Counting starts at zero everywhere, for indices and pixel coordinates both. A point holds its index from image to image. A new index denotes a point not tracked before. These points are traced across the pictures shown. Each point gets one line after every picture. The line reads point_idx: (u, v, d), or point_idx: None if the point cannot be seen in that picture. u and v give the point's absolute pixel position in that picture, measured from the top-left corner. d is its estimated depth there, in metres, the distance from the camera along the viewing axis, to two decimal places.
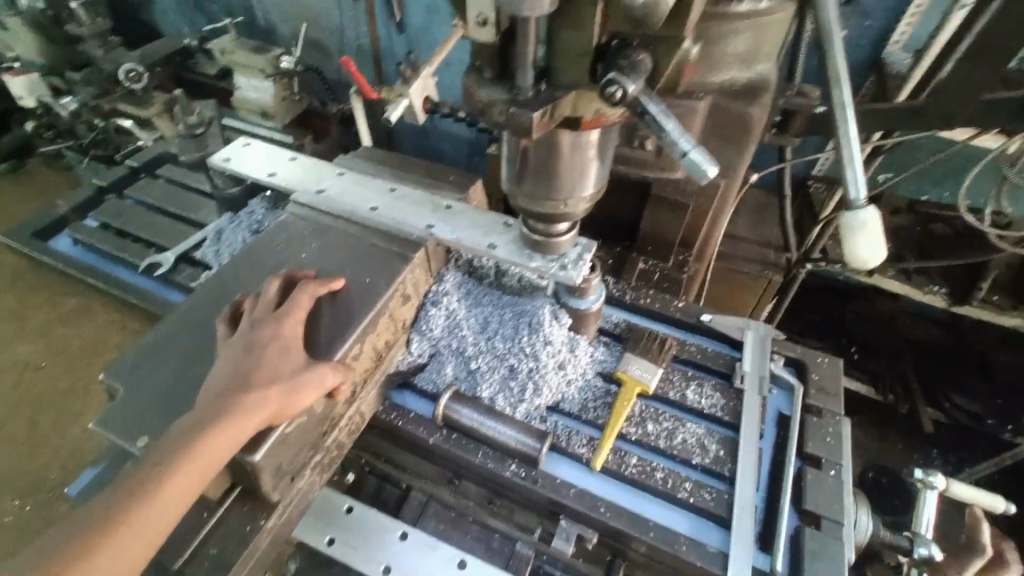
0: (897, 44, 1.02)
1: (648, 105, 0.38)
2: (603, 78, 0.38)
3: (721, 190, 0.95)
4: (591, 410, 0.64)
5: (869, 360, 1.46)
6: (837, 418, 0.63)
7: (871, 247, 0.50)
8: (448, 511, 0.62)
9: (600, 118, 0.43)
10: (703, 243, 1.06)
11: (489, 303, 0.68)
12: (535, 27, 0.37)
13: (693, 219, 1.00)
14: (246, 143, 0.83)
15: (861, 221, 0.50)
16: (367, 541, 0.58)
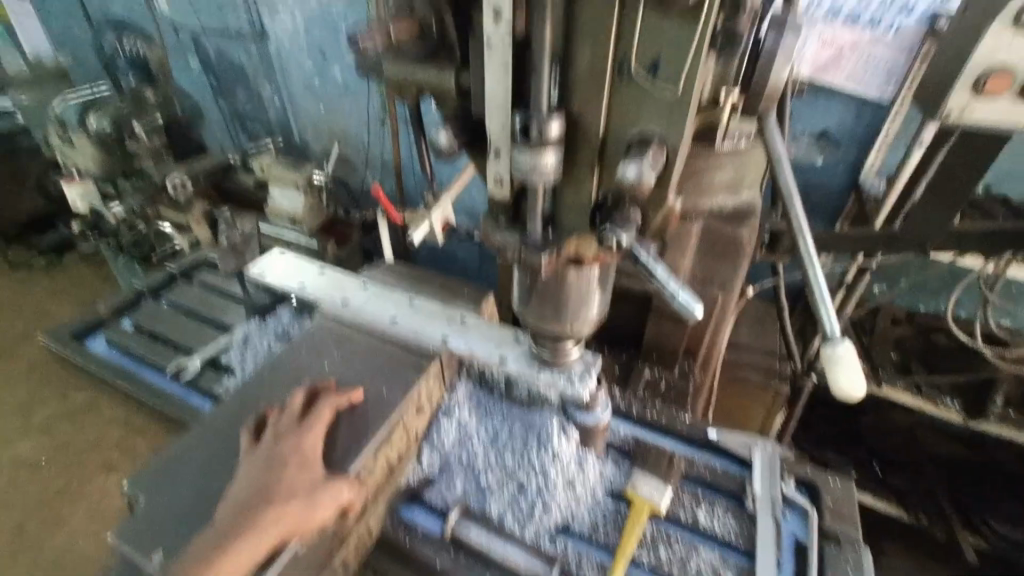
0: (872, 171, 1.10)
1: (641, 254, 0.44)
2: (600, 227, 0.43)
3: (719, 304, 1.00)
4: (601, 531, 0.63)
5: (892, 476, 1.41)
6: (856, 546, 0.61)
7: (852, 379, 0.48)
8: None
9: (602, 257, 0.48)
10: (708, 353, 1.08)
11: (500, 415, 0.71)
12: (545, 189, 0.43)
13: (693, 332, 1.05)
14: (279, 255, 0.91)
15: (839, 354, 0.48)
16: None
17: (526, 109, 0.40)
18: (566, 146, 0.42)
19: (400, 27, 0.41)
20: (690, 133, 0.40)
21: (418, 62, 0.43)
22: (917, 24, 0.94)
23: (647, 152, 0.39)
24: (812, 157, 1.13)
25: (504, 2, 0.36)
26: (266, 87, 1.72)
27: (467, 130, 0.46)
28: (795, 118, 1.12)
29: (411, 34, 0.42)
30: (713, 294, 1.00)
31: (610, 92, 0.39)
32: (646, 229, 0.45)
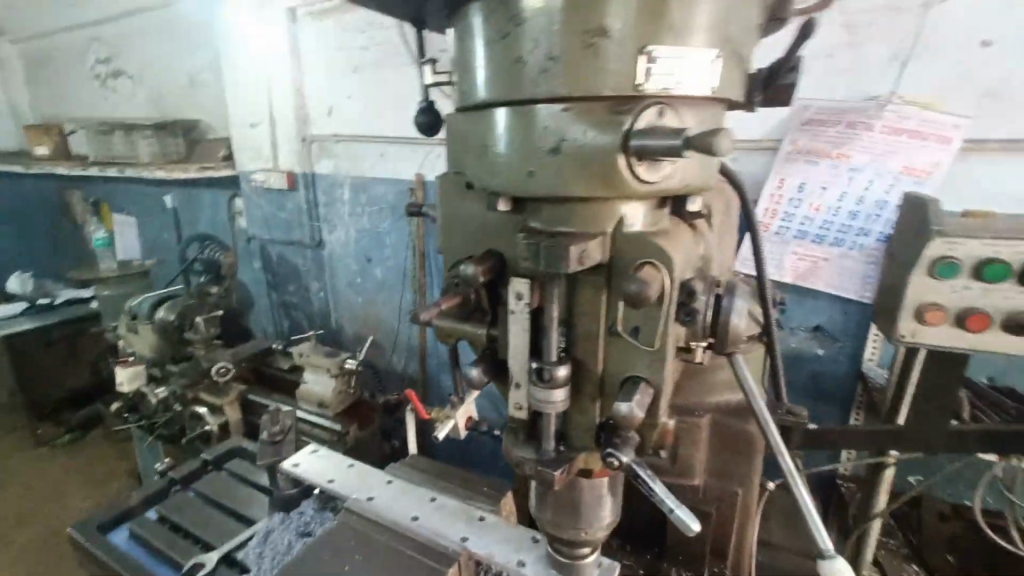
0: (873, 361, 1.19)
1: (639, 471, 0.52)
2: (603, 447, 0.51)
3: (740, 499, 1.00)
4: None
5: None
6: None
7: None
8: None
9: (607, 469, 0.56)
10: (737, 554, 1.03)
11: None
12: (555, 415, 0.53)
13: (719, 528, 1.02)
14: (313, 449, 0.99)
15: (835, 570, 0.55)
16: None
17: (540, 355, 0.53)
18: (572, 381, 0.53)
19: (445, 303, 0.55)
20: (670, 376, 0.52)
21: (459, 318, 0.58)
22: (876, 244, 1.10)
23: (636, 393, 0.49)
24: (811, 347, 1.25)
25: (524, 290, 0.51)
26: (315, 283, 1.99)
27: (494, 364, 0.57)
28: (788, 316, 1.25)
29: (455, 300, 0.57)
30: (733, 488, 1.00)
31: (604, 346, 0.52)
32: (643, 445, 0.55)
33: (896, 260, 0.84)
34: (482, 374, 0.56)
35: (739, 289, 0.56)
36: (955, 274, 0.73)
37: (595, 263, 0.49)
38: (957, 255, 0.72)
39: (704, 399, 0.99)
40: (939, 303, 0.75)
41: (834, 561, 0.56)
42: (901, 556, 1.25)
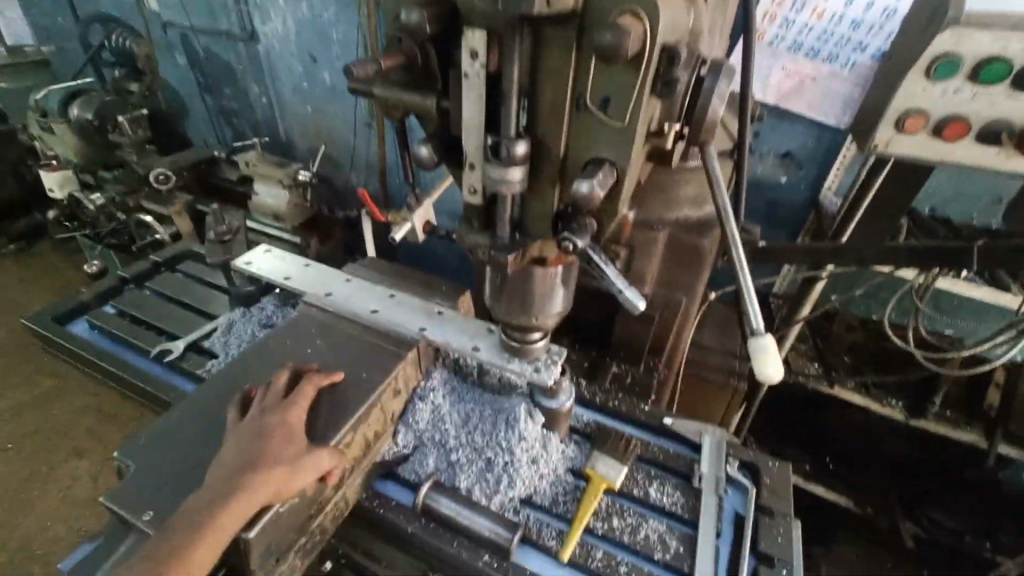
0: (831, 191, 1.20)
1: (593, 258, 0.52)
2: (558, 231, 0.52)
3: (683, 306, 1.08)
4: (561, 504, 0.69)
5: (845, 470, 1.59)
6: (788, 520, 0.68)
7: (774, 366, 0.61)
8: None
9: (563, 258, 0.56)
10: (673, 345, 1.14)
11: (472, 399, 0.76)
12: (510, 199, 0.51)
13: (659, 329, 1.12)
14: (267, 250, 0.96)
15: (761, 345, 0.62)
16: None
17: (495, 131, 0.48)
18: (531, 162, 0.49)
19: (388, 65, 0.48)
20: (637, 162, 0.50)
21: (404, 86, 0.51)
22: (870, 60, 1.02)
23: (598, 172, 0.46)
24: (776, 175, 1.22)
25: (480, 46, 0.44)
26: (255, 87, 1.72)
27: (447, 145, 0.53)
28: (761, 140, 1.20)
29: (399, 60, 0.49)
30: (677, 296, 1.07)
31: (568, 121, 0.47)
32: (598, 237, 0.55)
33: (895, 64, 0.78)
34: (433, 154, 0.53)
35: (725, 70, 0.50)
36: (951, 76, 0.72)
37: (564, 11, 0.41)
38: (962, 52, 0.69)
39: (664, 214, 1.00)
40: (924, 109, 0.75)
41: (762, 337, 0.62)
42: (806, 356, 1.47)
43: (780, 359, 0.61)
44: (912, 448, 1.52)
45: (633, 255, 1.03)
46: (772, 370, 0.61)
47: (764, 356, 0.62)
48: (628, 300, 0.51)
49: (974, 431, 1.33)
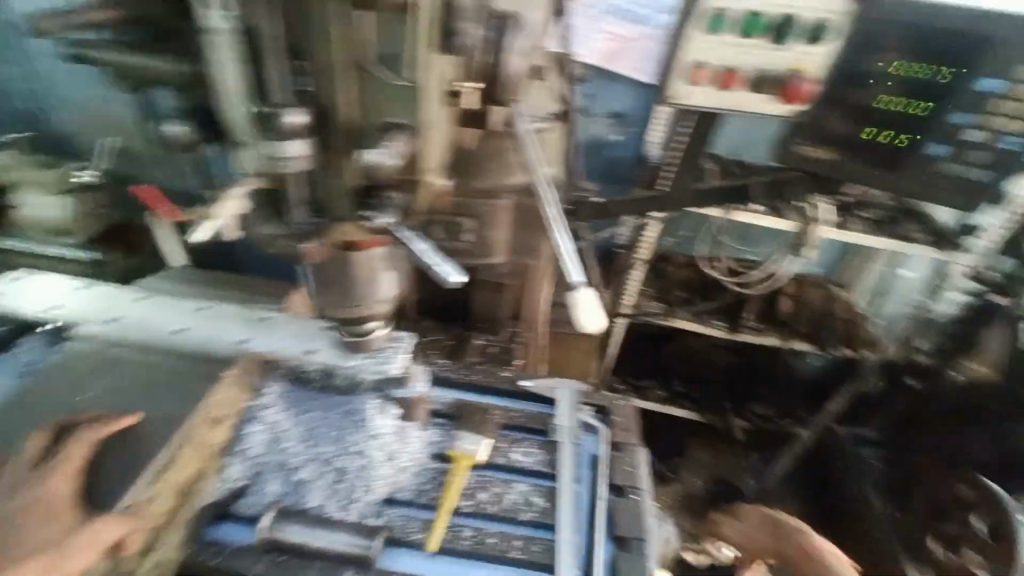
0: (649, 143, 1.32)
1: (399, 233, 0.49)
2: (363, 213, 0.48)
3: (533, 269, 1.11)
4: (425, 494, 0.67)
5: (690, 387, 1.85)
6: (633, 449, 0.78)
7: (592, 316, 0.62)
8: None
9: (376, 238, 0.50)
10: (530, 311, 1.20)
11: (316, 407, 0.70)
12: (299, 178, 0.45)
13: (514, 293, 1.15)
14: (20, 276, 0.75)
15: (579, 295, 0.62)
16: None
17: (260, 98, 0.41)
18: (317, 134, 0.44)
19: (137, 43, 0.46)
20: (436, 129, 0.47)
21: (150, 55, 0.46)
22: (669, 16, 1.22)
23: (393, 140, 0.44)
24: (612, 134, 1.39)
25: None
26: None
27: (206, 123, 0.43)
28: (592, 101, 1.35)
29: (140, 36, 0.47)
30: (526, 260, 1.10)
31: (350, 80, 0.42)
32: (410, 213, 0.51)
33: (677, 21, 0.85)
34: None
35: (513, 25, 0.49)
36: (722, 30, 0.84)
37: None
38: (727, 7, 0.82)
39: (503, 181, 0.97)
40: (706, 61, 0.87)
41: (580, 289, 0.62)
42: (649, 296, 1.66)
43: (599, 306, 0.62)
44: (734, 356, 1.87)
45: (480, 225, 1.00)
46: (593, 318, 0.61)
47: (581, 305, 0.62)
48: (439, 274, 0.46)
49: (773, 333, 1.63)
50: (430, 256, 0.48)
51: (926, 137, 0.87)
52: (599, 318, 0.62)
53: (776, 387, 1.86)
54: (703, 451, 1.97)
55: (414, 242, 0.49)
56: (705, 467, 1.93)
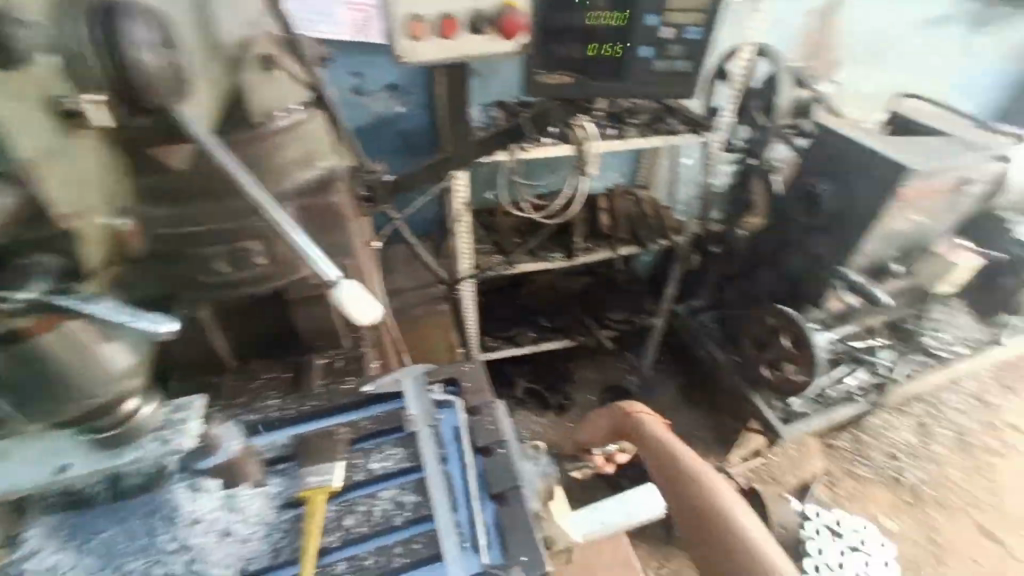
0: None
1: (64, 300, 0.44)
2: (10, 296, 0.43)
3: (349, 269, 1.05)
4: (284, 548, 0.60)
5: (555, 320, 1.95)
6: (491, 406, 0.78)
7: (361, 309, 0.65)
8: None
9: (42, 321, 0.44)
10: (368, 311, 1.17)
11: (106, 524, 0.59)
12: None
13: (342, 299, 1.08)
14: None
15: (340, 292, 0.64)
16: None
17: None
18: None
19: None
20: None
21: None
22: None
23: None
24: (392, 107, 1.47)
25: None
26: None
27: None
28: (365, 79, 1.40)
29: None
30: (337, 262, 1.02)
31: None
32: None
33: None
34: None
35: None
36: None
37: None
38: None
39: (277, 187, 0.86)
40: (417, 14, 0.82)
41: (340, 285, 0.65)
42: (487, 252, 1.70)
43: (367, 297, 0.65)
44: (587, 278, 2.07)
45: (269, 244, 0.89)
46: (367, 309, 0.65)
47: (345, 302, 0.65)
48: (138, 322, 0.44)
49: (604, 248, 1.79)
50: (117, 312, 0.44)
51: (634, 42, 1.01)
52: (372, 306, 0.66)
53: (620, 291, 2.07)
54: (588, 368, 2.13)
55: (88, 304, 0.44)
56: (594, 381, 2.09)
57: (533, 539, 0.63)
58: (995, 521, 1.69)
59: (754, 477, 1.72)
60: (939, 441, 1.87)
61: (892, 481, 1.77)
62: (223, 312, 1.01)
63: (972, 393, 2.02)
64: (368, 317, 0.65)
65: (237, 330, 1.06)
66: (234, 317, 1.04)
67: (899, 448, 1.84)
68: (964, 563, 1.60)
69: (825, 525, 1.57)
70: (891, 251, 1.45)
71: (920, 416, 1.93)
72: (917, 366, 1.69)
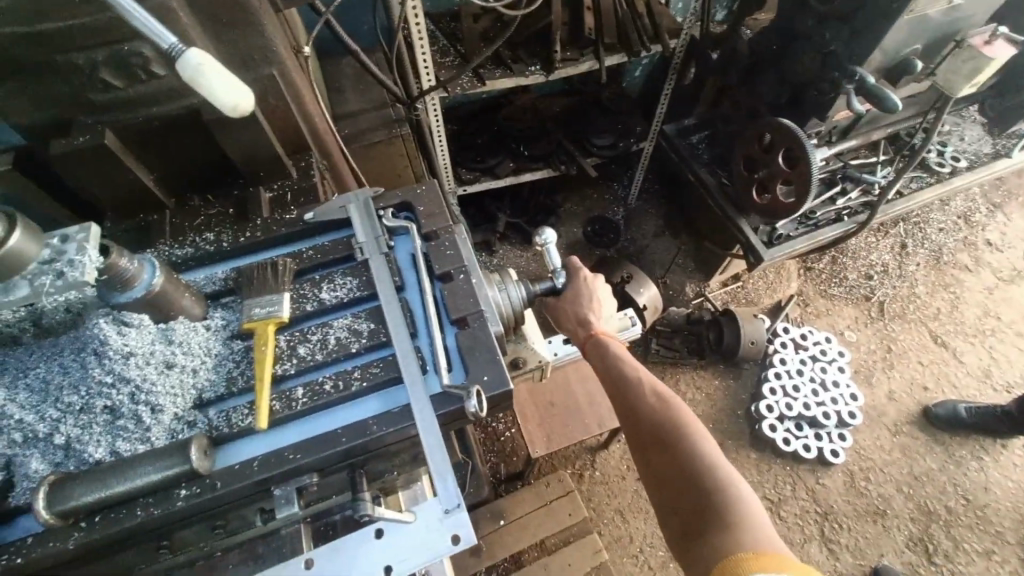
0: None
1: None
2: None
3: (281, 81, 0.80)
4: (238, 378, 0.59)
5: (535, 148, 1.76)
6: (450, 231, 0.69)
7: (222, 86, 0.53)
8: None
9: None
10: (315, 136, 0.93)
11: (35, 361, 0.55)
12: None
13: (276, 122, 0.85)
14: None
15: (192, 62, 0.51)
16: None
17: None
18: None
19: None
20: None
21: None
22: None
23: None
24: None
25: None
26: None
27: None
28: None
29: None
30: (260, 73, 0.78)
31: None
32: None
33: None
34: None
35: None
36: None
37: None
38: None
39: None
40: None
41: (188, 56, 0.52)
42: (451, 66, 1.46)
43: (225, 71, 0.53)
44: (567, 99, 1.85)
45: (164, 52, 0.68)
46: (226, 86, 0.53)
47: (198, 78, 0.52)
48: None
49: (589, 59, 1.51)
50: None
51: None
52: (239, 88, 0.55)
53: (607, 112, 1.82)
54: (570, 199, 2.04)
55: None
56: (577, 213, 2.01)
57: (497, 360, 0.59)
58: (948, 328, 1.80)
59: (730, 299, 1.86)
60: (915, 260, 1.90)
61: (861, 300, 1.84)
62: (132, 138, 0.77)
63: (959, 214, 1.99)
64: (234, 103, 0.54)
65: (159, 161, 0.82)
66: (140, 146, 0.79)
67: (874, 267, 1.89)
68: (911, 364, 1.74)
69: (791, 339, 1.75)
70: (917, 44, 1.26)
71: (900, 237, 1.94)
72: (912, 182, 1.61)
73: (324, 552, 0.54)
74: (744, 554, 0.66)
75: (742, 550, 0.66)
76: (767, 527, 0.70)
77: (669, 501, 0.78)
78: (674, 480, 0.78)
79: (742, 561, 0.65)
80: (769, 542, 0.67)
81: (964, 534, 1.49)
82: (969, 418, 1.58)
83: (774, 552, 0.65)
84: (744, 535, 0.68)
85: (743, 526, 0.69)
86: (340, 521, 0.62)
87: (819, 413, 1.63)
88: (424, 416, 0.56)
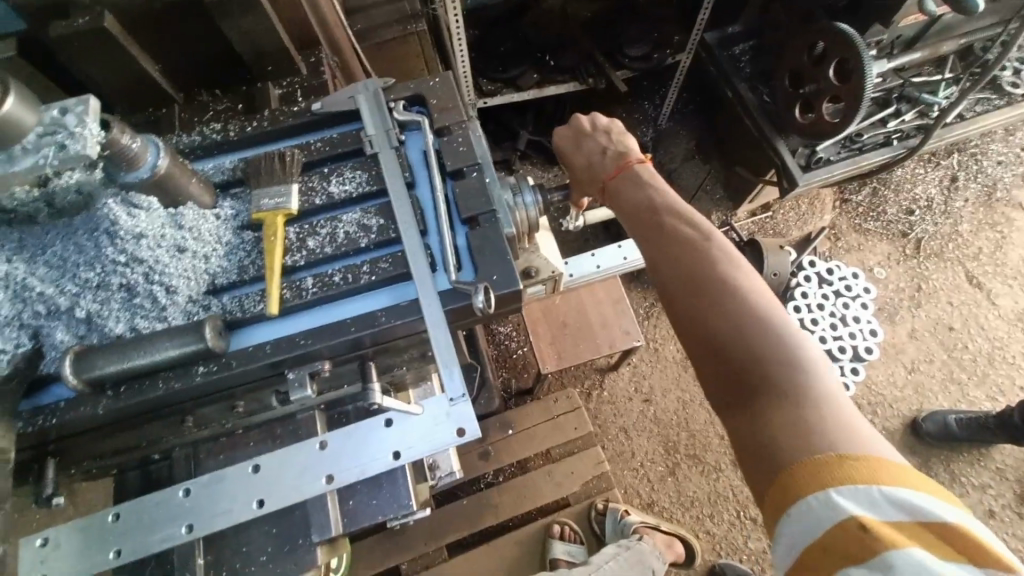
0: None
1: None
2: None
3: None
4: (249, 266, 0.59)
5: (560, 58, 1.63)
6: (464, 127, 0.65)
7: None
8: (217, 442, 0.62)
9: None
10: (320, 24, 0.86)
11: (53, 239, 0.56)
12: None
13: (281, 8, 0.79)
14: None
15: None
16: (151, 520, 0.54)
17: None
18: None
19: None
20: None
21: None
22: None
23: None
24: None
25: None
26: None
27: None
28: None
29: None
30: None
31: None
32: None
33: None
34: None
35: None
36: None
37: None
38: None
39: None
40: None
41: None
42: None
43: None
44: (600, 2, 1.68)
45: None
46: None
47: None
48: None
49: None
50: None
51: None
52: None
53: (642, 18, 1.66)
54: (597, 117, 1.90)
55: None
56: None
57: (506, 260, 0.58)
58: (987, 269, 1.71)
59: (756, 230, 1.79)
60: (963, 195, 1.77)
61: (898, 236, 1.75)
62: (133, 23, 0.72)
63: (1022, 146, 1.81)
64: None
65: (166, 49, 0.77)
66: (145, 30, 0.73)
67: (917, 201, 1.77)
68: (939, 304, 1.68)
69: (816, 273, 1.69)
70: None
71: (952, 168, 1.79)
72: (978, 104, 1.45)
73: (335, 437, 0.56)
74: (826, 454, 0.50)
75: (818, 448, 0.50)
76: (863, 423, 0.52)
77: (703, 357, 0.63)
78: (713, 328, 0.62)
79: (820, 463, 0.49)
80: (868, 438, 0.51)
81: (962, 468, 1.51)
82: (960, 430, 1.46)
83: (867, 452, 0.49)
84: (816, 425, 0.52)
85: (817, 411, 0.53)
86: (351, 411, 0.64)
87: (834, 348, 1.61)
88: (432, 311, 0.56)
